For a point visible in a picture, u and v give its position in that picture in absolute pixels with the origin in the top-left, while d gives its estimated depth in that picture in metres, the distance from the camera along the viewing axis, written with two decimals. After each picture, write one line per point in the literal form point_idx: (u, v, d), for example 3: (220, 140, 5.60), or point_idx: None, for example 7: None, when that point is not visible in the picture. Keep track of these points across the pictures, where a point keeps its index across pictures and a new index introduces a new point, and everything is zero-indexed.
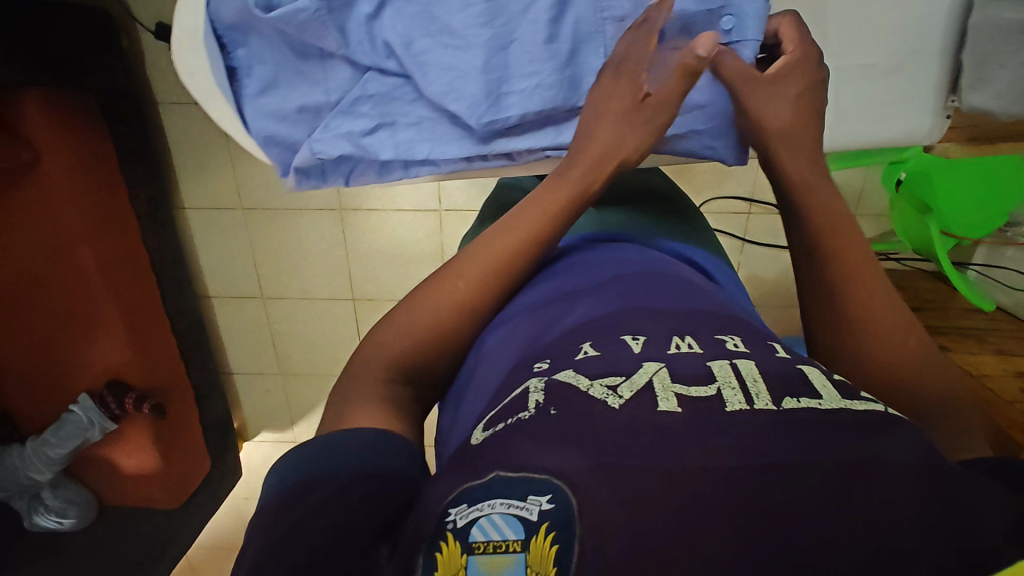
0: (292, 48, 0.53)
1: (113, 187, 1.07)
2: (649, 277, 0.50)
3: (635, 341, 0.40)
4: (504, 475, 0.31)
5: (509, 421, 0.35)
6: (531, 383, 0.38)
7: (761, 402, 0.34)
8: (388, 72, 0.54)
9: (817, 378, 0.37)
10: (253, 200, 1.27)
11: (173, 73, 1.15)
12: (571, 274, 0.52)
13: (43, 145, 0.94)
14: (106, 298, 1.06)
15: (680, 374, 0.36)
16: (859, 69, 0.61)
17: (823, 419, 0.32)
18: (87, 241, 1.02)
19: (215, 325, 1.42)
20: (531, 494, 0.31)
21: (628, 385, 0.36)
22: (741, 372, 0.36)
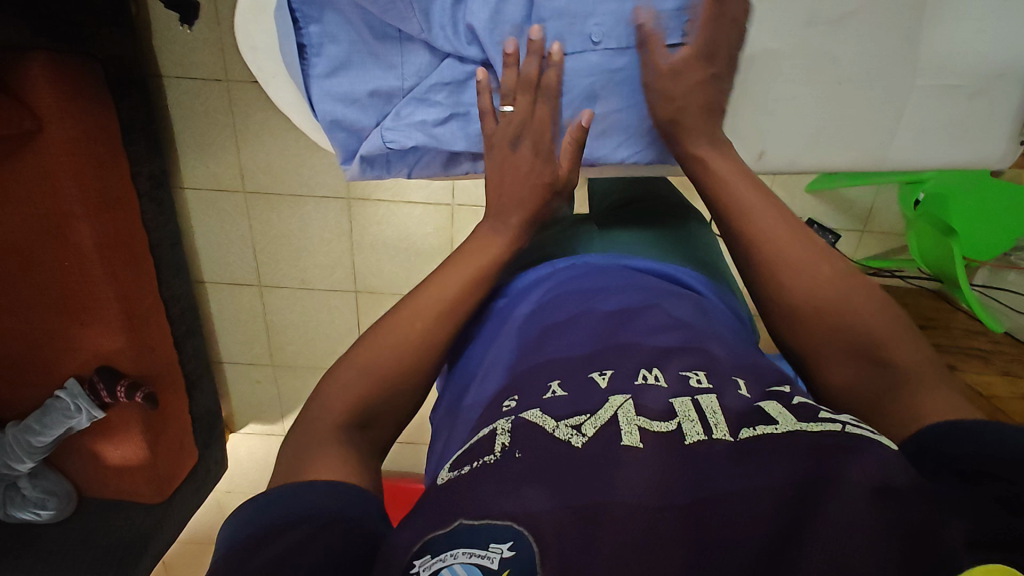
0: (370, 28, 0.57)
1: (116, 159, 1.01)
2: (628, 312, 0.51)
3: (602, 377, 0.43)
4: (468, 523, 0.34)
5: (474, 464, 0.37)
6: (498, 422, 0.41)
7: (719, 432, 0.36)
8: (468, 58, 0.59)
9: (775, 407, 0.38)
10: (256, 184, 1.22)
11: (181, 45, 1.09)
12: (549, 305, 0.55)
13: (45, 114, 0.88)
14: (104, 282, 0.99)
15: (645, 409, 0.39)
16: (942, 89, 0.58)
17: (773, 447, 0.34)
18: (86, 219, 0.95)
19: (207, 311, 1.36)
20: (492, 542, 0.33)
21: (593, 423, 0.38)
22: (701, 406, 0.38)
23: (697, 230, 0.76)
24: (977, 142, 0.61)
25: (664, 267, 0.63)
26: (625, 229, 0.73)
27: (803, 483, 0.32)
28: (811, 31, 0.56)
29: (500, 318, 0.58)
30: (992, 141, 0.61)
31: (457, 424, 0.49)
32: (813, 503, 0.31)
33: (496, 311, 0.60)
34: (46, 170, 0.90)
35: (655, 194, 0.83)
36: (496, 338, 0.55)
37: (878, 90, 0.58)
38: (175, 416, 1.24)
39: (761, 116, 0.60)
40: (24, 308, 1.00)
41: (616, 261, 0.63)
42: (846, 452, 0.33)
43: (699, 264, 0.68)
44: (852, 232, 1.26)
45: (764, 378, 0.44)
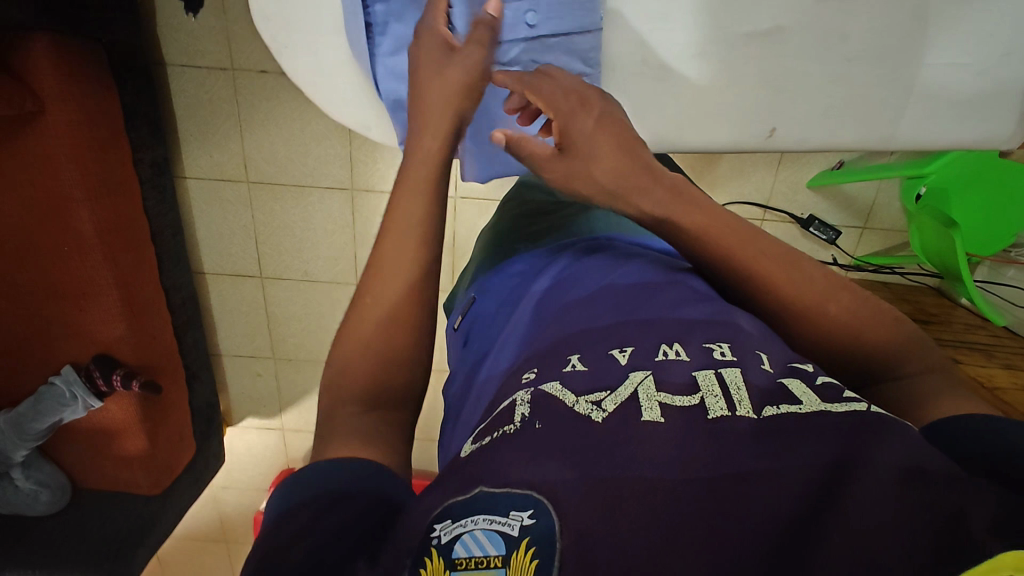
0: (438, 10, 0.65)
1: (119, 144, 1.00)
2: (642, 287, 0.51)
3: (623, 354, 0.42)
4: (487, 490, 0.34)
5: (497, 433, 0.38)
6: (519, 395, 0.41)
7: (742, 409, 0.36)
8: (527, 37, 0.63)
9: (798, 386, 0.39)
10: (260, 175, 1.22)
11: (186, 33, 1.09)
12: (569, 284, 0.54)
13: (45, 95, 0.87)
14: (103, 265, 0.98)
15: (666, 384, 0.39)
16: (953, 69, 0.59)
17: (798, 425, 0.34)
18: (86, 204, 0.94)
19: (208, 303, 1.36)
20: (513, 510, 0.33)
21: (613, 398, 0.38)
22: (725, 381, 0.38)
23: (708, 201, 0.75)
24: (985, 122, 0.62)
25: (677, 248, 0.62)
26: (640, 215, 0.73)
27: (829, 467, 0.32)
28: (821, 8, 0.57)
29: (519, 295, 0.58)
30: (1004, 122, 0.62)
31: (474, 395, 0.50)
32: (842, 485, 0.31)
33: (515, 288, 0.60)
34: (44, 153, 0.90)
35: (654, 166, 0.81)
36: (516, 317, 0.54)
37: (887, 69, 0.60)
38: (173, 407, 1.23)
39: (769, 95, 0.62)
40: (26, 294, 1.00)
41: (632, 243, 0.62)
42: (881, 437, 0.33)
43: None
44: (854, 229, 1.27)
45: (786, 351, 0.45)
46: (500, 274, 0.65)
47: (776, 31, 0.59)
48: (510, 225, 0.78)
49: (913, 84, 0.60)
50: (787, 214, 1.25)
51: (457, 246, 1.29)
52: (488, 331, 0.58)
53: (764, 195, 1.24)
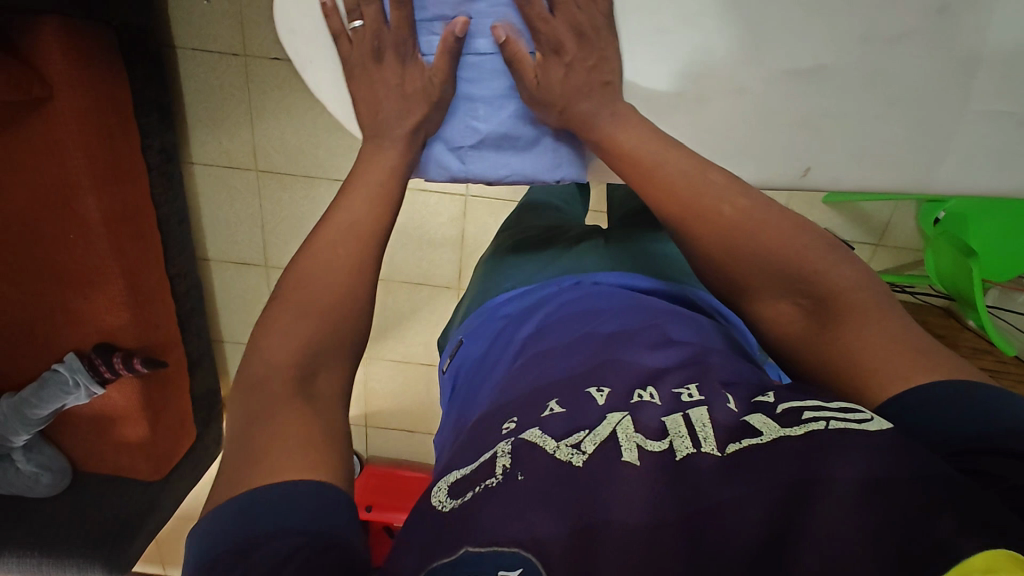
0: None
1: (127, 131, 0.98)
2: (625, 334, 0.51)
3: (600, 395, 0.43)
4: (473, 551, 0.32)
5: (475, 490, 0.36)
6: (499, 446, 0.40)
7: (707, 446, 0.36)
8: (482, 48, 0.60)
9: (759, 417, 0.38)
10: (269, 163, 1.20)
11: (198, 17, 1.06)
12: (553, 329, 0.55)
13: (56, 80, 0.85)
14: (108, 254, 0.97)
15: (641, 426, 0.39)
16: (995, 115, 0.58)
17: (762, 458, 0.34)
18: (93, 189, 0.92)
19: (212, 290, 1.35)
20: (501, 569, 0.32)
21: (592, 440, 0.38)
22: (691, 421, 0.38)
23: None
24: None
25: (670, 289, 0.62)
26: (634, 246, 0.73)
27: (789, 487, 0.32)
28: (867, 48, 0.56)
29: (507, 338, 0.58)
30: None
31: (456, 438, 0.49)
32: (809, 503, 0.31)
33: (502, 332, 0.60)
34: (56, 141, 0.88)
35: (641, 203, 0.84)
36: (500, 366, 0.54)
37: (926, 112, 0.58)
38: (175, 392, 1.22)
39: (808, 133, 0.60)
40: (27, 278, 0.99)
41: (621, 280, 0.62)
42: (831, 450, 0.33)
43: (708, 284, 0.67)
44: (867, 245, 1.26)
45: (755, 386, 0.44)
46: (490, 316, 0.64)
47: (819, 69, 0.57)
48: (505, 254, 0.78)
49: (956, 128, 0.59)
50: None
51: (466, 244, 1.28)
52: (475, 372, 0.58)
53: None
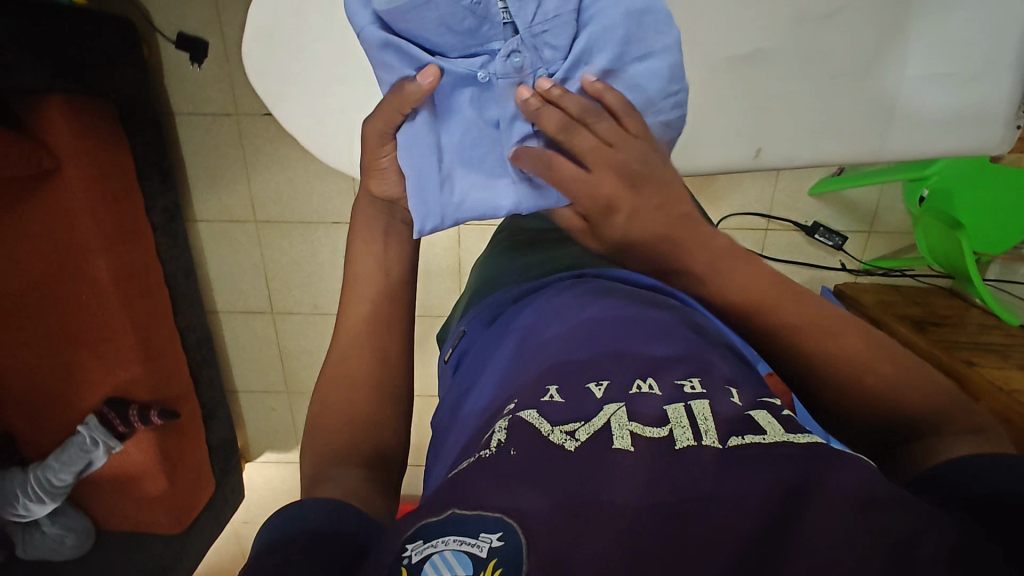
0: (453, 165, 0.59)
1: (131, 194, 1.03)
2: (623, 319, 0.50)
3: (598, 388, 0.42)
4: (459, 511, 0.33)
5: (471, 458, 0.37)
6: (497, 422, 0.40)
7: (709, 439, 0.35)
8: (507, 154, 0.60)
9: (765, 417, 0.38)
10: (267, 213, 1.26)
11: (193, 83, 1.13)
12: (552, 318, 0.55)
13: (64, 153, 0.91)
14: (118, 312, 1.01)
15: (638, 415, 0.38)
16: (939, 78, 0.60)
17: (760, 454, 0.34)
18: (101, 252, 0.97)
19: (223, 340, 1.39)
20: (483, 531, 0.32)
21: (585, 429, 0.37)
22: (693, 413, 0.38)
23: None
24: (970, 133, 0.63)
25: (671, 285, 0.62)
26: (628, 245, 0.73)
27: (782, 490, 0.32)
28: (800, 26, 0.59)
29: (506, 331, 0.59)
30: (990, 128, 0.62)
31: (456, 429, 0.50)
32: (799, 507, 0.31)
33: (502, 324, 0.61)
34: (65, 208, 0.93)
35: None
36: (500, 356, 0.55)
37: (868, 82, 0.61)
38: (192, 442, 1.24)
39: (754, 114, 0.63)
40: (35, 342, 1.01)
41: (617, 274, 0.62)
42: (830, 463, 0.33)
43: None
44: (859, 233, 1.27)
45: (759, 388, 0.44)
46: (491, 314, 0.66)
47: (758, 53, 0.60)
48: (505, 256, 0.79)
49: (895, 101, 0.61)
50: (792, 223, 1.26)
51: (462, 272, 1.30)
52: (475, 361, 0.59)
53: (766, 206, 1.26)
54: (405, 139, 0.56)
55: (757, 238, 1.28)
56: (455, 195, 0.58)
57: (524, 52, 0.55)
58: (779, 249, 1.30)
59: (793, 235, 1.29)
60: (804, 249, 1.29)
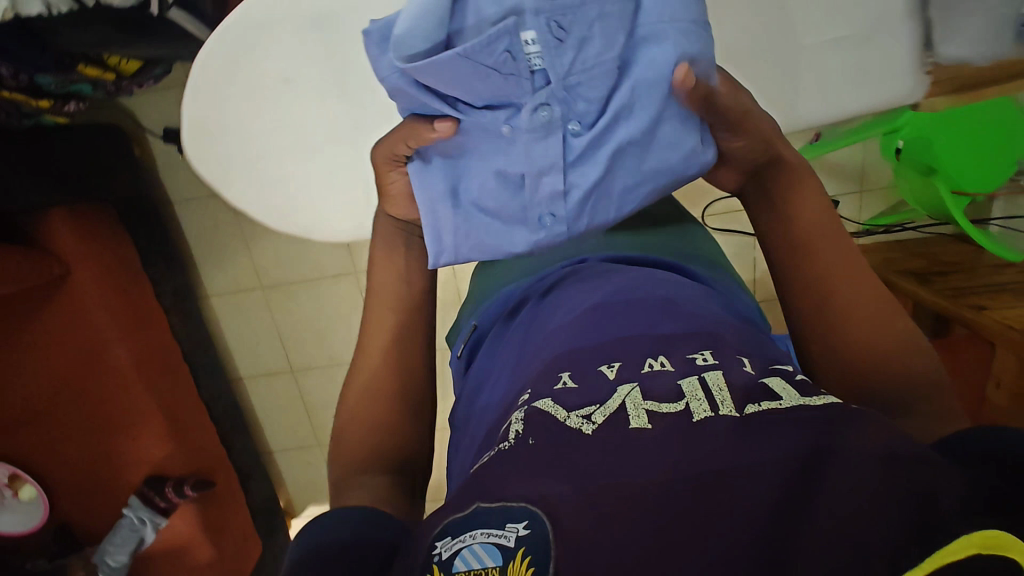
0: (488, 214, 0.57)
1: (140, 284, 1.11)
2: (621, 298, 0.49)
3: (610, 369, 0.40)
4: (484, 504, 0.33)
5: (494, 451, 0.37)
6: (513, 416, 0.38)
7: (727, 409, 0.34)
8: (520, 222, 0.57)
9: (779, 383, 0.36)
10: (271, 278, 1.33)
11: (184, 171, 1.21)
12: (563, 302, 0.54)
13: (71, 258, 0.99)
14: (143, 394, 1.09)
15: (653, 393, 0.37)
16: (834, 42, 0.70)
17: (782, 420, 0.31)
18: (119, 339, 1.05)
19: (252, 404, 1.45)
20: (508, 521, 0.32)
21: (602, 411, 0.36)
22: (708, 384, 0.36)
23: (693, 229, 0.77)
24: (882, 86, 0.72)
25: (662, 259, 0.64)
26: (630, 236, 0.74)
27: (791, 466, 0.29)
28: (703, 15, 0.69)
29: (509, 333, 0.57)
30: (899, 79, 0.71)
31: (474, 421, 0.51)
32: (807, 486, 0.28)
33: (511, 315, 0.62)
34: (81, 307, 1.01)
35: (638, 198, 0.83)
36: (502, 358, 0.54)
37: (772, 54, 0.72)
38: (231, 508, 1.29)
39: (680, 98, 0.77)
40: (72, 438, 1.05)
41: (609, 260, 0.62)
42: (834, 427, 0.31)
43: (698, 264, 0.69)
44: (851, 195, 1.25)
45: (765, 352, 0.42)
46: (499, 303, 0.68)
47: None
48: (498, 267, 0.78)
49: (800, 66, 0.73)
50: None
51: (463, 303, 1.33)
52: (483, 364, 0.58)
53: None
54: (418, 178, 0.56)
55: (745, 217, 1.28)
56: (472, 241, 0.59)
57: (555, 103, 0.49)
58: None
59: None
60: None
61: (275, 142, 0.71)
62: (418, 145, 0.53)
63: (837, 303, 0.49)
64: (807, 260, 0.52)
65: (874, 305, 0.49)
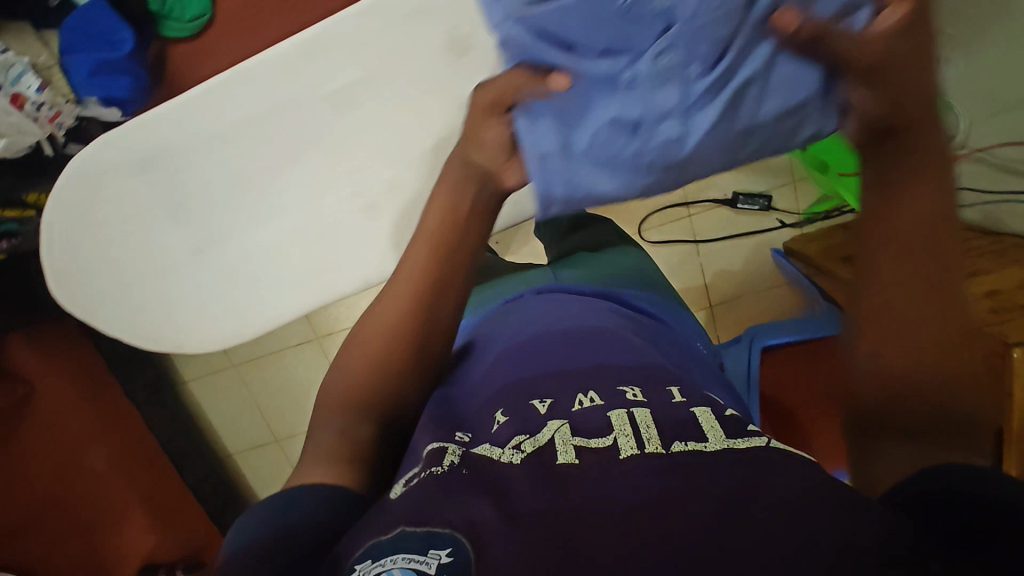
0: (619, 26, 0.42)
1: (108, 388, 1.18)
2: (579, 339, 0.61)
3: (542, 405, 0.50)
4: (407, 529, 0.39)
5: (421, 476, 0.44)
6: (451, 446, 0.47)
7: (652, 446, 0.42)
8: (624, 121, 0.46)
9: (707, 416, 0.46)
10: (240, 355, 1.40)
11: None
12: (512, 331, 0.64)
13: (38, 378, 1.06)
14: (127, 491, 1.14)
15: (583, 430, 0.45)
16: None
17: (695, 461, 0.39)
18: (92, 443, 1.10)
19: (242, 480, 1.47)
20: (431, 548, 0.37)
21: (532, 442, 0.45)
22: (636, 421, 0.45)
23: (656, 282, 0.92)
24: None
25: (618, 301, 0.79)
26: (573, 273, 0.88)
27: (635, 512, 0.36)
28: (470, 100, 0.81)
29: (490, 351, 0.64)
30: None
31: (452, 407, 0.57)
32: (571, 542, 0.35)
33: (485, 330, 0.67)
34: (54, 420, 1.07)
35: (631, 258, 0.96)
36: (475, 374, 0.61)
37: None
38: None
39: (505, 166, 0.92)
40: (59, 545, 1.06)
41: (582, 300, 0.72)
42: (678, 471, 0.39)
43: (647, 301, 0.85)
44: (783, 187, 1.24)
45: (685, 383, 0.53)
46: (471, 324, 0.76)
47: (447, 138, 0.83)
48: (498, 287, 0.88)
49: None
50: (711, 201, 1.26)
51: None
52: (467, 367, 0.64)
53: (681, 194, 1.26)
54: (525, 133, 0.48)
55: (684, 226, 1.27)
56: (578, 190, 0.50)
57: (678, 46, 0.42)
58: (712, 230, 1.27)
59: (720, 210, 1.26)
60: (739, 220, 1.26)
61: (136, 267, 0.85)
62: (523, 97, 0.47)
63: (924, 282, 0.45)
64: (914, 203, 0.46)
65: (918, 287, 0.45)
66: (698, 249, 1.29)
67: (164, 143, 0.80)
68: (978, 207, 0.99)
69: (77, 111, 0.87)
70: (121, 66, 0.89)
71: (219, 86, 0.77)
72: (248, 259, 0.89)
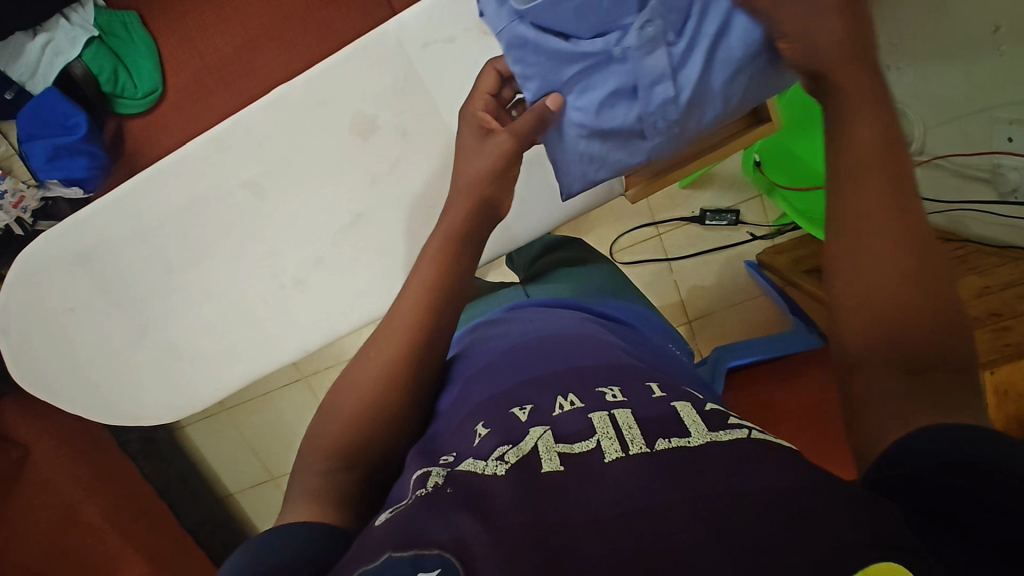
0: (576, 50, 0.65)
1: (102, 442, 1.22)
2: (554, 347, 0.55)
3: (522, 412, 0.45)
4: (394, 555, 0.33)
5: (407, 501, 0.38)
6: (435, 469, 0.40)
7: (636, 446, 0.39)
8: (617, 95, 0.69)
9: (691, 414, 0.42)
10: (233, 399, 1.43)
11: None
12: (479, 351, 0.58)
13: (30, 438, 1.10)
14: (120, 541, 1.15)
15: (566, 435, 0.41)
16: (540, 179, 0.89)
17: (684, 458, 0.37)
18: (87, 496, 1.14)
19: (245, 520, 1.50)
20: (420, 570, 0.32)
21: (516, 451, 0.40)
22: (618, 422, 0.41)
23: (632, 293, 0.80)
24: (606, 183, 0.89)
25: (598, 307, 0.69)
26: (548, 287, 0.78)
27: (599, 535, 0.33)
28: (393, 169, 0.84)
29: (465, 364, 0.57)
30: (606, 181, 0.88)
31: (435, 429, 0.49)
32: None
33: (454, 359, 0.60)
34: (46, 477, 1.11)
35: (599, 265, 0.84)
36: (451, 390, 0.54)
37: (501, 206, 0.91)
38: None
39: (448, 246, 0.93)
40: None
41: (551, 313, 0.65)
42: (648, 477, 0.36)
43: (636, 304, 0.76)
44: (751, 199, 1.25)
45: (675, 387, 0.48)
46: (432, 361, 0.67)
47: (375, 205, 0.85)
48: (476, 304, 0.79)
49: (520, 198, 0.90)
50: (680, 217, 1.26)
51: None
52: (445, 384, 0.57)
53: (649, 214, 1.28)
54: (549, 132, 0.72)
55: (654, 245, 1.28)
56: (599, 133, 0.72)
57: (658, 18, 0.63)
58: (684, 246, 1.27)
59: (690, 227, 1.27)
60: (711, 234, 1.26)
61: (87, 350, 0.89)
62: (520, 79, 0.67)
63: (887, 264, 0.41)
64: (852, 192, 0.44)
65: (902, 263, 0.40)
66: (671, 266, 1.28)
67: (98, 238, 0.83)
68: (943, 213, 0.98)
69: (39, 192, 0.92)
70: (77, 149, 0.90)
71: (139, 185, 0.82)
72: (186, 337, 0.90)
